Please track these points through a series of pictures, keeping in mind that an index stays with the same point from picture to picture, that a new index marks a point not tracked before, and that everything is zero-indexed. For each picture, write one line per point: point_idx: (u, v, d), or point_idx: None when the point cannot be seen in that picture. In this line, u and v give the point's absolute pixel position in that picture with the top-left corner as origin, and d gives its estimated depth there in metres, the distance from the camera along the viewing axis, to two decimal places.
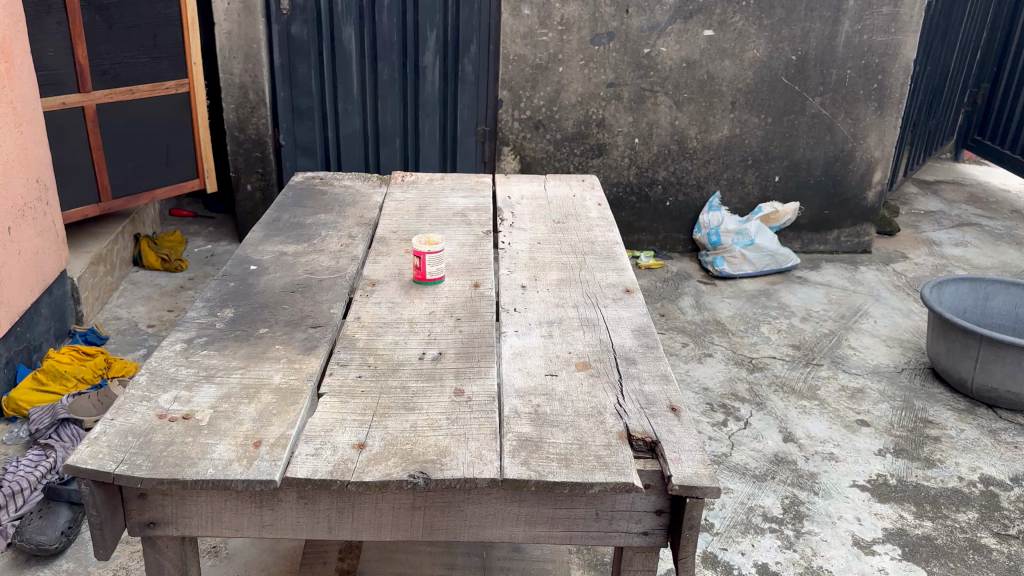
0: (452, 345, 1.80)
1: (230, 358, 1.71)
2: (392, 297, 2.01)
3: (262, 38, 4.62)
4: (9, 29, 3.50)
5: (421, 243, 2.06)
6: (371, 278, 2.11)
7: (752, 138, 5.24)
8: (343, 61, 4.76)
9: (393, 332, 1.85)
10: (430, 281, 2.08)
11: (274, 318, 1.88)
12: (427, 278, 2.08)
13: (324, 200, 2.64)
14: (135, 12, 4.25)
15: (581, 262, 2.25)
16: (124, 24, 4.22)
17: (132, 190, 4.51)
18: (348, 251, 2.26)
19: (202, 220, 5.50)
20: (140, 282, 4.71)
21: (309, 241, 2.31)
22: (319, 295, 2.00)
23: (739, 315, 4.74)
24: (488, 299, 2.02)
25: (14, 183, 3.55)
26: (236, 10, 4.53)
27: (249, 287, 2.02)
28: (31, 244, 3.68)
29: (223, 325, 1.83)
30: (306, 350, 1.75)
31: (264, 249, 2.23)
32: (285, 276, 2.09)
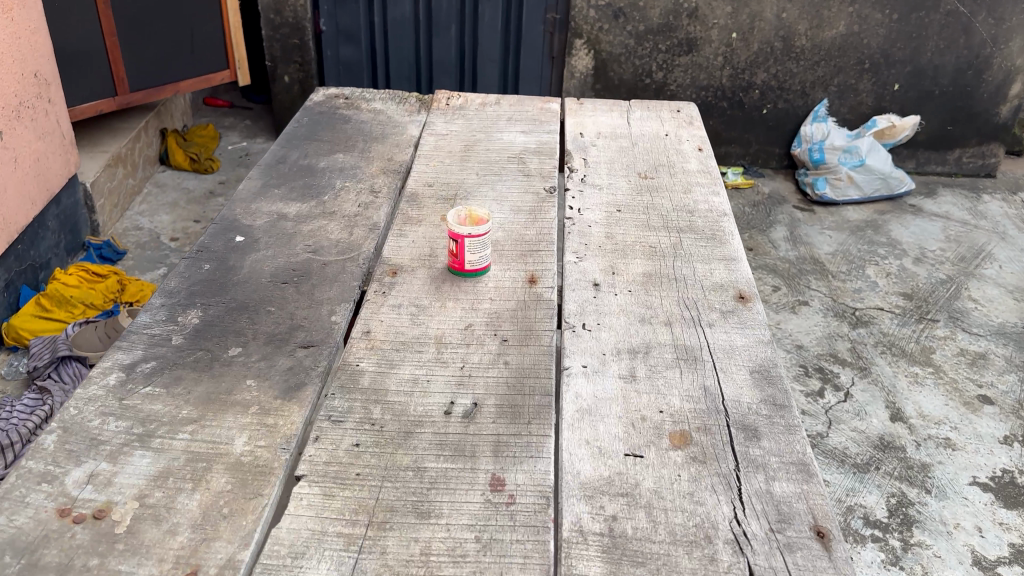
0: (491, 390, 1.27)
1: (181, 405, 1.22)
2: (417, 295, 1.49)
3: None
4: None
5: (457, 228, 1.50)
6: (393, 262, 1.58)
7: (871, 37, 4.28)
8: None
9: (413, 361, 1.33)
10: (466, 276, 1.55)
11: (253, 332, 1.38)
12: (463, 271, 1.55)
13: (346, 130, 2.10)
14: None
15: (676, 246, 1.67)
16: None
17: (153, 83, 3.98)
18: (365, 216, 1.72)
19: (238, 112, 4.99)
20: (167, 185, 4.27)
21: (318, 198, 1.78)
22: (319, 291, 1.48)
23: (840, 252, 4.07)
24: (546, 306, 1.47)
25: (6, 80, 3.04)
26: None
27: (228, 273, 1.52)
28: (30, 150, 3.22)
29: (180, 343, 1.34)
30: (288, 393, 1.25)
31: (258, 211, 1.72)
32: (279, 255, 1.58)
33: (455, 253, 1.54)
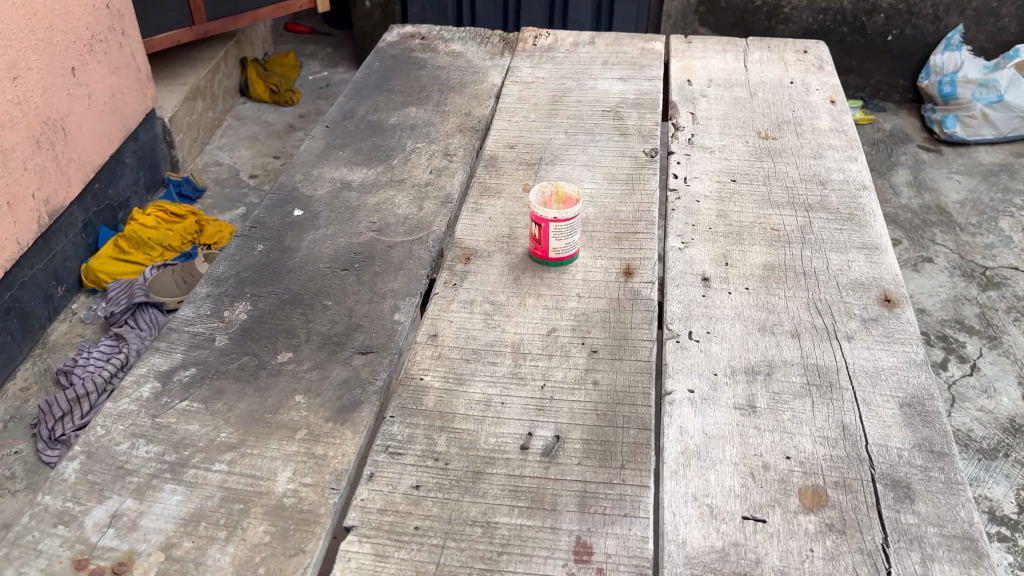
0: (578, 420, 1.07)
1: (220, 426, 1.06)
2: (493, 288, 1.29)
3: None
4: None
5: (543, 212, 1.27)
6: (467, 245, 1.38)
7: None
8: None
9: (486, 377, 1.13)
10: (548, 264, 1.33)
11: (306, 333, 1.20)
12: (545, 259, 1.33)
13: (420, 78, 1.88)
14: None
15: (803, 229, 1.40)
16: None
17: (230, 11, 3.80)
18: (436, 186, 1.52)
19: (320, 39, 4.79)
20: (247, 118, 4.14)
21: (386, 162, 1.59)
22: (382, 281, 1.29)
23: (970, 202, 3.21)
24: (645, 308, 1.24)
25: (77, 13, 2.91)
26: None
27: (282, 255, 1.35)
28: (104, 86, 3.11)
29: (224, 346, 1.17)
30: (341, 414, 1.08)
31: (319, 178, 1.53)
32: (339, 234, 1.39)
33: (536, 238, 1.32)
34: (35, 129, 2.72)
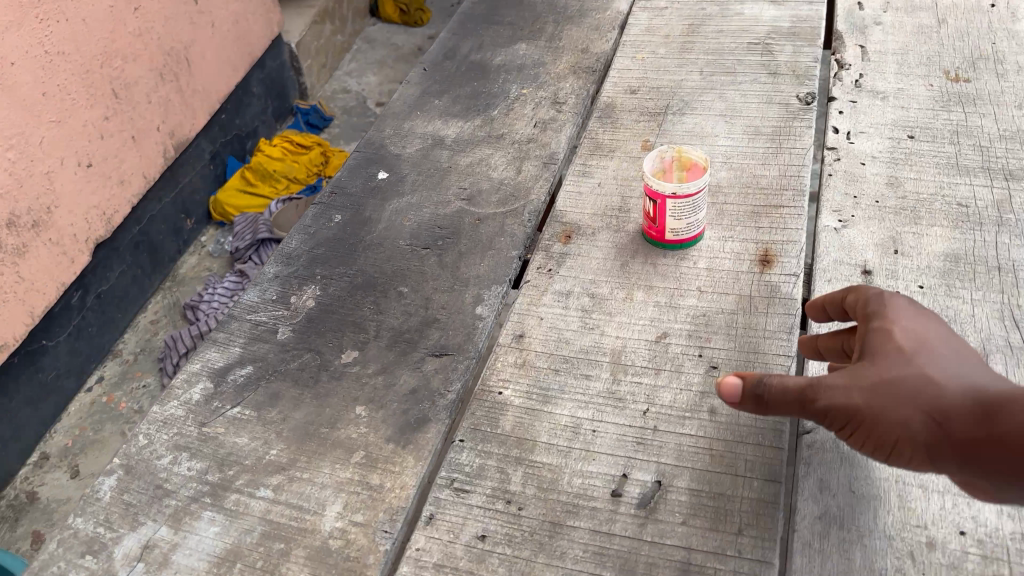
0: (685, 461, 0.86)
1: (271, 441, 0.93)
2: (596, 276, 1.08)
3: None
4: None
5: (657, 187, 1.04)
6: (569, 219, 1.17)
7: None
8: None
9: (577, 396, 0.94)
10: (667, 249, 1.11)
11: (375, 327, 1.04)
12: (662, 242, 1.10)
13: (535, 8, 1.65)
14: None
15: (999, 204, 1.10)
16: None
17: None
18: (540, 142, 1.31)
19: None
20: (376, 40, 4.00)
21: (486, 113, 1.38)
22: (466, 264, 1.11)
23: None
24: (783, 311, 1.00)
25: None
26: None
27: (360, 228, 1.18)
28: (228, 12, 2.91)
29: (285, 340, 1.03)
30: (404, 435, 0.92)
31: (410, 132, 1.35)
32: (425, 203, 1.21)
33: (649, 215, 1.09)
34: (158, 61, 2.53)
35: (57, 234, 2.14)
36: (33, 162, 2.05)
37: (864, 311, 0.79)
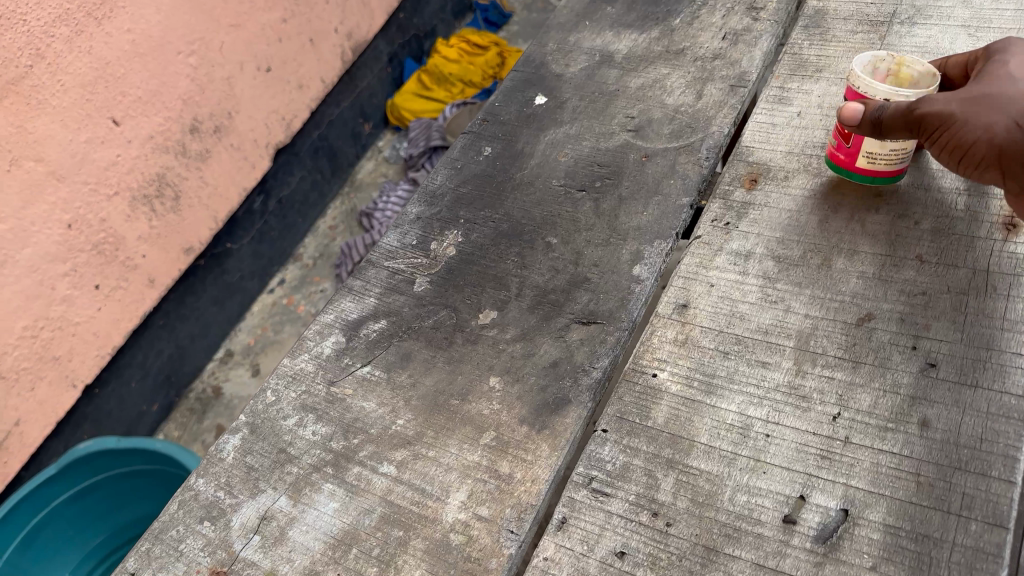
0: (882, 488, 0.69)
1: (398, 410, 0.84)
2: (786, 234, 0.89)
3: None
4: None
5: (863, 90, 0.84)
6: (756, 160, 0.98)
7: None
8: None
9: (749, 389, 0.78)
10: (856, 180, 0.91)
11: (519, 284, 0.91)
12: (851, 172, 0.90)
13: None
14: None
15: None
16: None
17: None
18: (728, 59, 1.10)
19: None
20: None
21: (666, 23, 1.18)
22: (626, 212, 0.95)
23: None
24: None
25: None
26: None
27: (512, 163, 1.05)
28: None
29: (421, 293, 0.93)
30: (541, 418, 0.80)
31: (577, 47, 1.18)
32: (588, 134, 1.05)
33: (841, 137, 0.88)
34: None
35: (238, 139, 2.05)
36: (214, 68, 1.90)
37: (983, 56, 0.85)
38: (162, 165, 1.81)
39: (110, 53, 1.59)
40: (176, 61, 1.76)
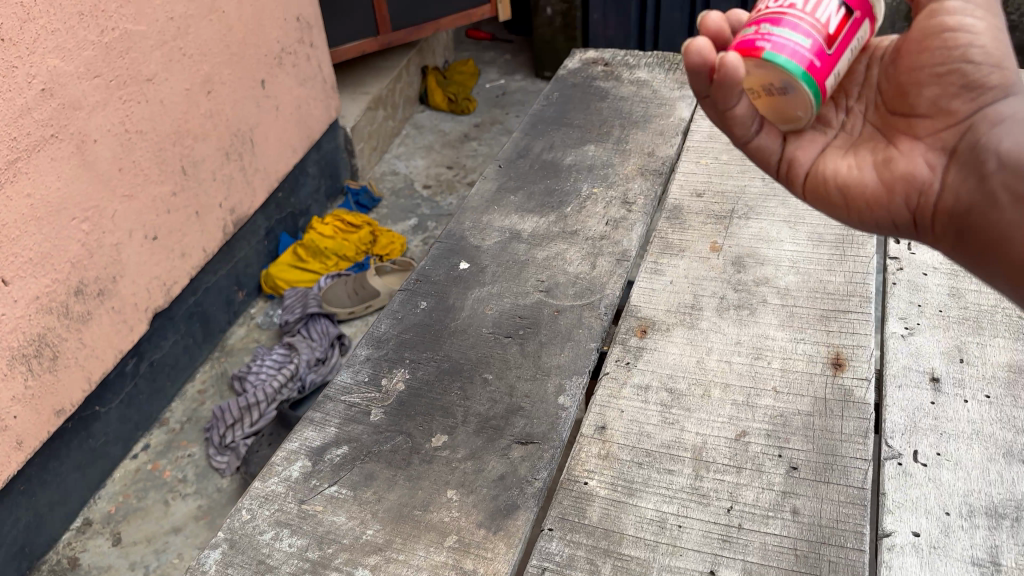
0: (771, 561, 0.89)
1: (367, 521, 0.96)
2: (675, 373, 1.12)
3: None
4: None
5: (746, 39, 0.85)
6: (644, 315, 1.22)
7: None
8: None
9: (661, 490, 0.97)
10: (791, 67, 0.80)
11: (464, 413, 1.08)
12: (791, 55, 0.80)
13: (601, 110, 1.74)
14: None
15: None
16: None
17: (415, 20, 3.57)
18: (612, 240, 1.37)
19: (499, 46, 4.78)
20: (424, 126, 4.16)
21: (559, 210, 1.45)
22: (547, 354, 1.16)
23: None
24: (858, 416, 1.04)
25: (270, 25, 2.83)
26: None
27: (445, 316, 1.24)
28: (292, 97, 3.04)
29: (377, 422, 1.08)
30: (496, 521, 0.95)
31: (490, 225, 1.42)
32: (507, 293, 1.28)
33: (835, 29, 0.83)
34: (226, 142, 2.65)
35: (119, 303, 2.18)
36: (104, 234, 2.09)
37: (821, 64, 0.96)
38: (43, 326, 1.92)
39: (9, 216, 1.78)
40: (69, 225, 1.96)
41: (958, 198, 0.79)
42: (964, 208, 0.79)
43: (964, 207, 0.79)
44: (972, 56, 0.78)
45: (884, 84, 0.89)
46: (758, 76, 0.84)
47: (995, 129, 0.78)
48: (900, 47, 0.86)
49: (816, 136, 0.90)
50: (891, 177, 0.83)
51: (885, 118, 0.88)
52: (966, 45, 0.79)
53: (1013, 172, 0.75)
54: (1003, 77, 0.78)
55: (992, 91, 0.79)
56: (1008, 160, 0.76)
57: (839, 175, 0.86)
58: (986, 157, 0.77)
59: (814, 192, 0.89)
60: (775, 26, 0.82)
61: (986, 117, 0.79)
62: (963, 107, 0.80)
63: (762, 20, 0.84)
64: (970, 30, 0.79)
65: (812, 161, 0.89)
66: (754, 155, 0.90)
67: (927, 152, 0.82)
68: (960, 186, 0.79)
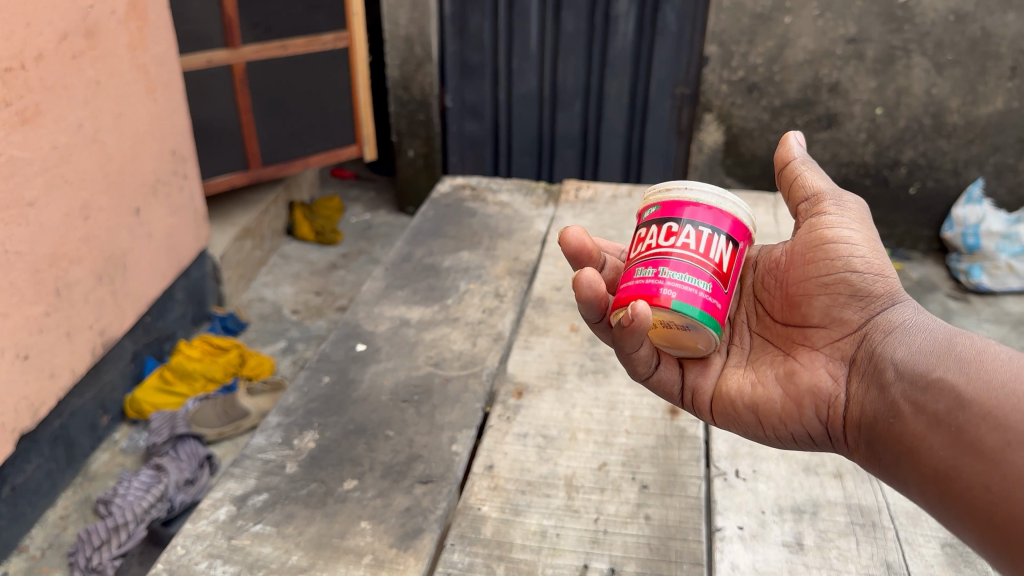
0: (632, 553, 1.10)
1: (291, 549, 1.10)
2: (546, 420, 1.36)
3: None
4: None
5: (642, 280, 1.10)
6: (518, 380, 1.45)
7: (990, 110, 3.28)
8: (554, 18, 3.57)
9: (541, 508, 1.18)
10: (694, 310, 1.06)
11: (370, 461, 1.25)
12: (696, 302, 1.06)
13: (471, 224, 2.02)
14: None
15: None
16: None
17: (285, 156, 3.82)
18: (489, 323, 1.62)
19: (364, 183, 5.11)
20: (292, 256, 4.34)
21: (442, 301, 1.69)
22: (439, 413, 1.36)
23: None
24: (691, 446, 1.29)
25: (145, 158, 2.98)
26: None
27: (349, 387, 1.42)
28: (165, 225, 3.16)
29: (295, 472, 1.24)
30: (406, 540, 1.12)
31: (380, 315, 1.63)
32: (401, 367, 1.48)
33: (724, 265, 1.12)
34: (98, 265, 2.72)
35: None
36: None
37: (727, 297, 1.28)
38: None
39: None
40: None
41: (866, 408, 1.02)
42: (871, 417, 1.01)
43: (870, 415, 1.01)
44: (851, 270, 1.09)
45: (768, 304, 1.22)
46: (664, 316, 1.09)
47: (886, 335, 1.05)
48: (784, 270, 1.19)
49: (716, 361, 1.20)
50: (802, 391, 1.10)
51: (788, 331, 1.16)
52: (848, 257, 1.10)
53: (909, 385, 0.97)
54: (881, 287, 1.09)
55: (874, 302, 1.09)
56: (901, 373, 0.99)
57: (751, 392, 1.14)
58: (882, 370, 1.02)
59: (728, 408, 1.16)
60: (674, 270, 1.08)
61: (878, 325, 1.07)
62: (856, 315, 1.09)
63: (658, 264, 1.10)
64: (848, 242, 1.11)
65: (724, 381, 1.18)
66: (659, 385, 1.20)
67: (827, 364, 1.10)
68: (862, 395, 1.04)
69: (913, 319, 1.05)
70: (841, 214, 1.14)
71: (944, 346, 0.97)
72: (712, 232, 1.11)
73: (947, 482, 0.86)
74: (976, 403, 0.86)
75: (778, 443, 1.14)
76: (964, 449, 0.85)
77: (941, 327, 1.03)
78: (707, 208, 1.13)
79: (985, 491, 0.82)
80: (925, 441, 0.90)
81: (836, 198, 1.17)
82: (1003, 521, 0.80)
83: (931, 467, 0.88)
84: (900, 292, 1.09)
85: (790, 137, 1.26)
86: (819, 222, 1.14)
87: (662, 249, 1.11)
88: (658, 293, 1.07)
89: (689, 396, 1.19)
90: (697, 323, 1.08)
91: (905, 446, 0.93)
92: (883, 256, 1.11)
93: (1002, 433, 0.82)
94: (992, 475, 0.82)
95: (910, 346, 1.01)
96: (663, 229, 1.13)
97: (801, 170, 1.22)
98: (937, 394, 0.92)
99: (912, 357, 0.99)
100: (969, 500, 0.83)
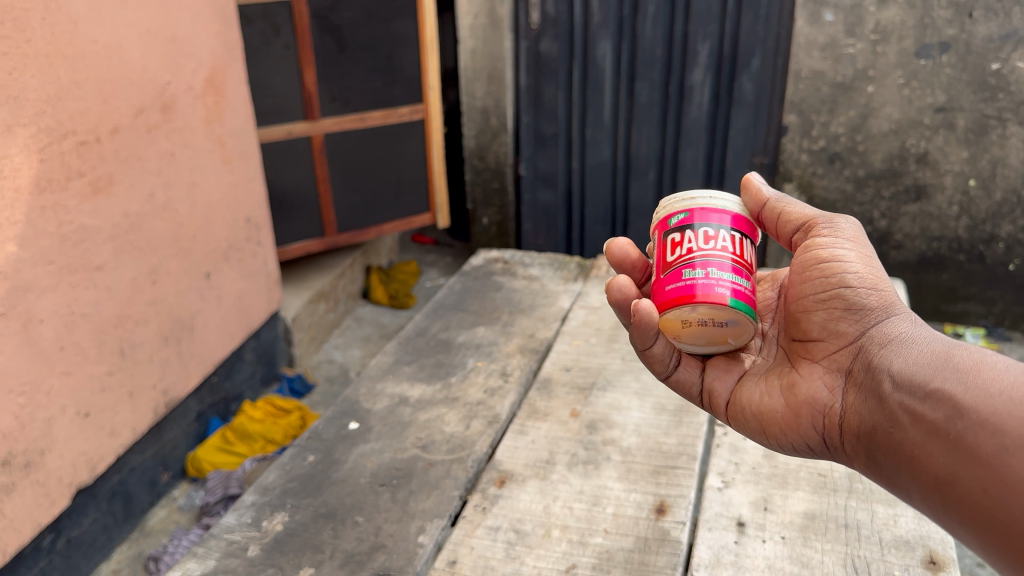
0: None
1: None
2: (522, 516, 1.29)
3: (508, 18, 3.47)
4: (223, 58, 2.80)
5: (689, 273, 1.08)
6: (505, 468, 1.39)
7: None
8: (631, 87, 3.41)
9: None
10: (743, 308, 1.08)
11: (332, 549, 1.22)
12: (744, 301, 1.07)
13: (496, 299, 2.00)
14: (371, 32, 3.40)
15: (853, 477, 1.34)
16: (358, 46, 3.39)
17: (359, 224, 3.74)
18: (488, 405, 1.57)
19: (441, 249, 5.19)
20: (365, 319, 4.42)
21: (446, 379, 1.66)
22: (414, 500, 1.32)
23: None
24: (671, 551, 1.20)
25: (219, 225, 2.86)
26: (483, 25, 3.51)
27: (330, 472, 1.40)
28: (235, 289, 3.03)
29: (254, 556, 1.22)
30: None
31: (381, 392, 1.63)
32: (387, 451, 1.44)
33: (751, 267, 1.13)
34: (166, 327, 2.58)
35: (43, 476, 2.06)
36: (38, 408, 2.04)
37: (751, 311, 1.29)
38: None
39: None
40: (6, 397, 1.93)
41: (863, 418, 0.98)
42: (868, 427, 0.97)
43: (865, 424, 0.98)
44: (846, 285, 1.07)
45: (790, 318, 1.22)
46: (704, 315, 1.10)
47: (878, 346, 1.02)
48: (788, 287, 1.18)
49: (733, 372, 1.20)
50: (798, 403, 1.09)
51: (795, 346, 1.15)
52: (842, 274, 1.08)
53: (902, 395, 0.93)
54: (875, 299, 1.05)
55: (868, 314, 1.05)
56: (898, 382, 0.94)
57: (758, 401, 1.14)
58: (876, 379, 0.98)
59: (737, 414, 1.16)
60: (723, 271, 1.07)
61: (871, 336, 1.04)
62: (851, 329, 1.06)
63: (706, 264, 1.07)
64: (841, 261, 1.08)
65: (739, 389, 1.18)
66: (679, 385, 1.22)
67: (825, 377, 1.08)
68: (855, 405, 1.01)
69: (911, 330, 1.01)
70: (835, 236, 1.11)
71: (939, 356, 0.93)
72: (740, 236, 1.12)
73: (947, 488, 0.83)
74: (975, 410, 0.82)
75: (783, 452, 1.14)
76: (962, 457, 0.82)
77: (935, 337, 0.98)
78: (733, 214, 1.13)
79: (984, 496, 0.79)
80: (924, 450, 0.86)
81: (829, 220, 1.14)
82: (1004, 526, 0.78)
83: (932, 474, 0.85)
84: (897, 304, 1.05)
85: (754, 176, 1.22)
86: (813, 245, 1.12)
87: (705, 253, 1.08)
88: (714, 294, 1.06)
89: (707, 396, 1.21)
90: (738, 317, 1.09)
91: (904, 454, 0.89)
92: (881, 271, 1.08)
93: (998, 437, 0.79)
94: (990, 479, 0.79)
95: (905, 357, 0.96)
96: (703, 234, 1.10)
97: (780, 205, 1.18)
98: (935, 403, 0.87)
99: (909, 366, 0.94)
100: (972, 505, 0.80)
